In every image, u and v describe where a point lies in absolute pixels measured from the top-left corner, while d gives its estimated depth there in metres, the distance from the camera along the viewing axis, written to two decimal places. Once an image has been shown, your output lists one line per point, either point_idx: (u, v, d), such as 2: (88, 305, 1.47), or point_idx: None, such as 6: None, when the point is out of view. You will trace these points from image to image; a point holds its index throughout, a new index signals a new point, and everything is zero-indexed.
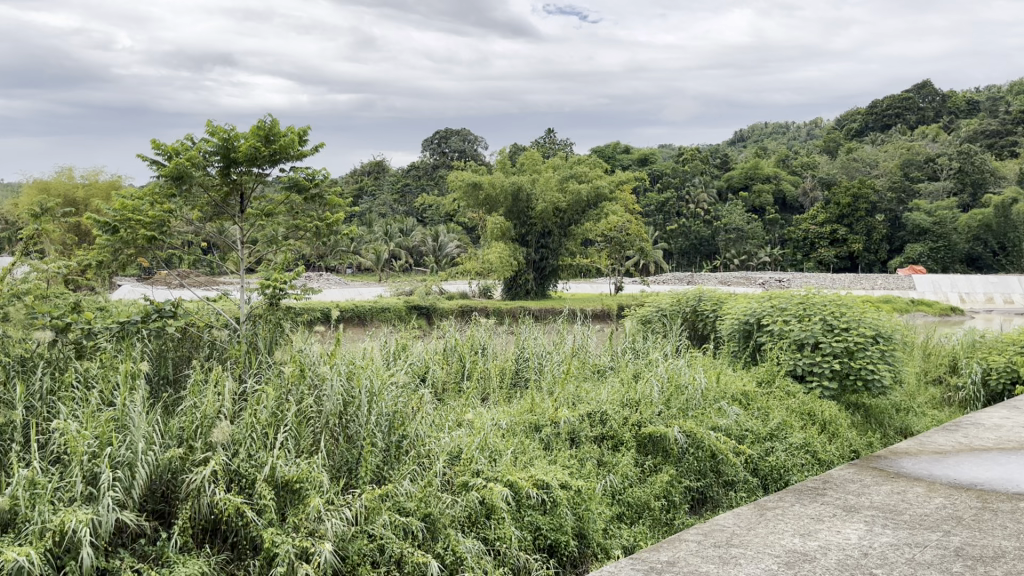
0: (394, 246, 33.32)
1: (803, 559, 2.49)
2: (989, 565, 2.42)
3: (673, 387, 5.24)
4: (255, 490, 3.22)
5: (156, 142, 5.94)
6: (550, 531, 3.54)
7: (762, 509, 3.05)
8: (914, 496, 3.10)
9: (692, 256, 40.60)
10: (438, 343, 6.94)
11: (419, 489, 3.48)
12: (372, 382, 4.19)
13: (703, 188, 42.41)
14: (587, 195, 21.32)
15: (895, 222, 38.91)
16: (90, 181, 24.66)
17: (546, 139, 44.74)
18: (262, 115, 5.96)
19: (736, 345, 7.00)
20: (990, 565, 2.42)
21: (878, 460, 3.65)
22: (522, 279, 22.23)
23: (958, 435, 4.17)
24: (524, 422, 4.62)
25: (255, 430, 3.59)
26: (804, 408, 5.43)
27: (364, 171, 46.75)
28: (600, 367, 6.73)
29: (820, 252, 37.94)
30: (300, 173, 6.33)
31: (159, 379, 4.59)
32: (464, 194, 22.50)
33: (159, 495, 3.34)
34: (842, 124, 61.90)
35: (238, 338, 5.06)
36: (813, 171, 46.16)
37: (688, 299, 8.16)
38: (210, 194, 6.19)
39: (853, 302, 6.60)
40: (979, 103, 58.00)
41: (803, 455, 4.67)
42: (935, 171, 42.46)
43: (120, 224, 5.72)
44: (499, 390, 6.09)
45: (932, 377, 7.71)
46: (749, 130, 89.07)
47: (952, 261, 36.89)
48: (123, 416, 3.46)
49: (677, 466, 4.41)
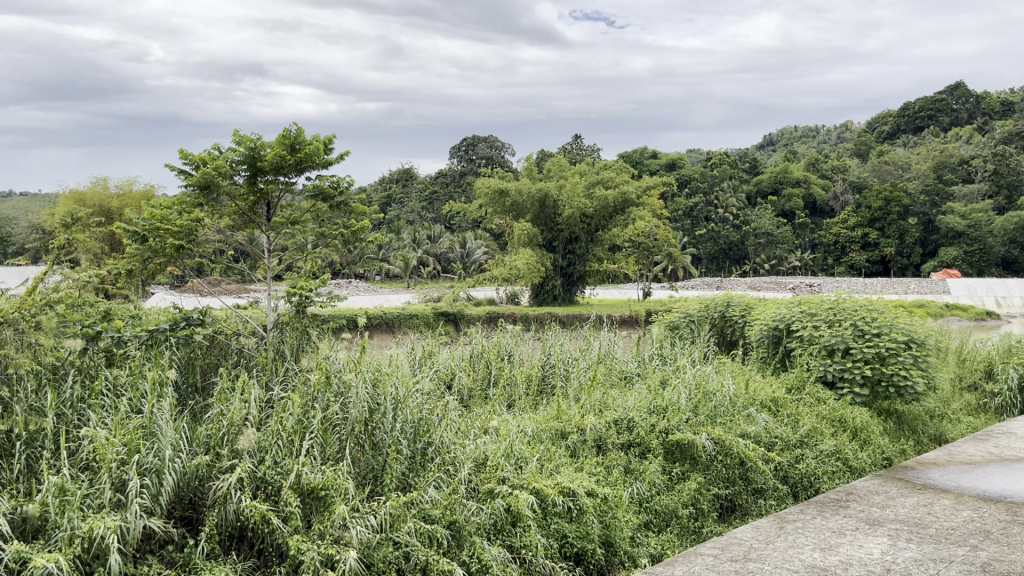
0: (422, 252, 33.56)
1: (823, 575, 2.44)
2: None
3: (701, 394, 5.18)
4: (281, 497, 3.22)
5: (184, 151, 6.00)
6: (576, 539, 3.51)
7: (783, 521, 3.00)
8: (941, 508, 3.03)
9: (721, 261, 40.37)
10: (466, 350, 6.91)
11: (444, 496, 3.45)
12: (398, 389, 4.19)
13: (732, 194, 42.23)
14: (615, 200, 21.41)
15: (929, 224, 37.90)
16: (124, 190, 25.15)
17: (573, 146, 44.90)
18: (288, 124, 5.99)
19: (765, 351, 6.88)
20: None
21: (904, 471, 3.58)
22: (549, 286, 22.14)
23: (989, 445, 4.08)
24: (549, 429, 4.57)
25: (281, 438, 3.59)
26: (835, 415, 5.34)
27: (393, 178, 47.30)
28: (627, 374, 6.67)
29: (850, 256, 37.85)
30: (325, 181, 6.33)
31: (187, 387, 4.60)
32: (491, 201, 22.60)
33: (186, 503, 3.34)
34: (874, 127, 61.32)
35: (265, 345, 5.09)
36: (844, 174, 45.67)
37: (716, 304, 8.07)
38: (237, 203, 6.25)
39: (884, 307, 6.51)
40: (1015, 105, 57.06)
41: (834, 462, 4.59)
42: (969, 173, 41.84)
43: (148, 234, 5.77)
44: (524, 397, 6.06)
45: (967, 383, 7.58)
46: (778, 134, 88.33)
47: (988, 264, 36.02)
48: (151, 423, 3.49)
49: (705, 473, 4.37)
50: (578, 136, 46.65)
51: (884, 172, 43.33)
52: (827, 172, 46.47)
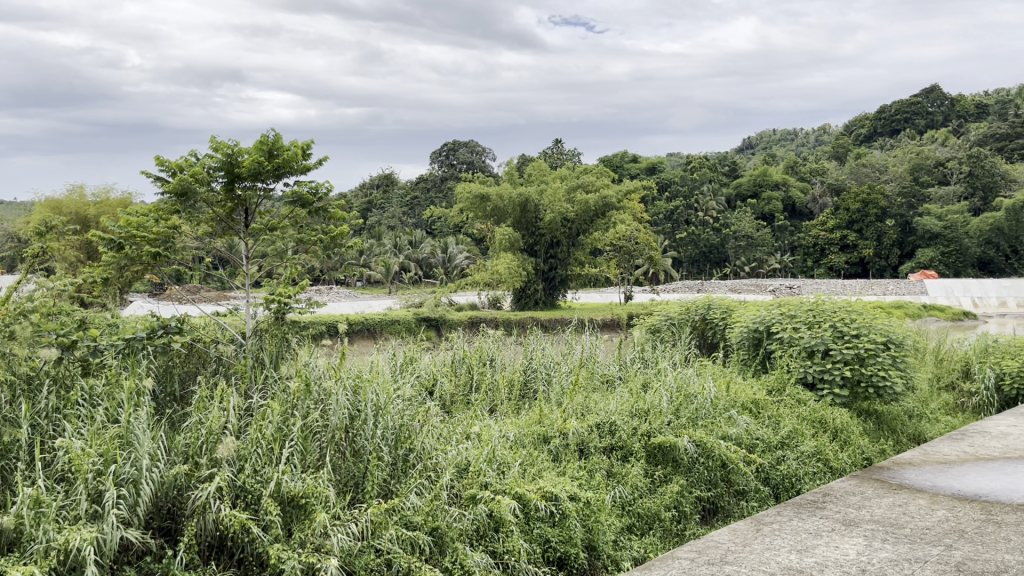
0: (404, 258, 33.43)
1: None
2: None
3: (681, 396, 5.19)
4: (260, 506, 3.20)
5: (160, 158, 5.96)
6: (559, 544, 3.51)
7: (760, 523, 3.00)
8: (917, 508, 3.05)
9: (702, 265, 40.58)
10: (446, 355, 6.89)
11: (426, 502, 3.43)
12: (378, 396, 4.15)
13: (711, 197, 42.42)
14: (595, 204, 21.49)
15: (906, 226, 38.30)
16: (101, 199, 24.94)
17: (553, 150, 44.97)
18: (266, 130, 5.99)
19: (745, 354, 6.90)
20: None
21: (881, 471, 3.60)
22: (531, 290, 22.00)
23: (964, 445, 4.10)
24: (532, 433, 4.58)
25: (261, 446, 3.55)
26: (815, 416, 5.38)
27: (373, 184, 47.23)
28: (609, 378, 6.68)
29: (829, 258, 38.15)
30: (303, 187, 6.32)
31: (165, 396, 4.54)
32: (472, 206, 22.56)
33: (165, 512, 3.31)
34: (851, 130, 61.92)
35: (244, 352, 5.05)
36: (822, 177, 45.97)
37: (697, 307, 8.10)
38: (215, 210, 6.21)
39: (863, 308, 6.58)
40: (988, 107, 57.70)
41: (814, 464, 4.63)
42: (945, 175, 42.30)
43: (125, 241, 5.71)
44: (507, 401, 6.05)
45: (945, 383, 7.66)
46: (757, 138, 89.00)
47: (965, 265, 36.49)
48: (128, 433, 3.44)
49: (687, 475, 4.38)
50: (559, 140, 46.66)
51: (861, 175, 43.65)
52: (806, 174, 46.83)
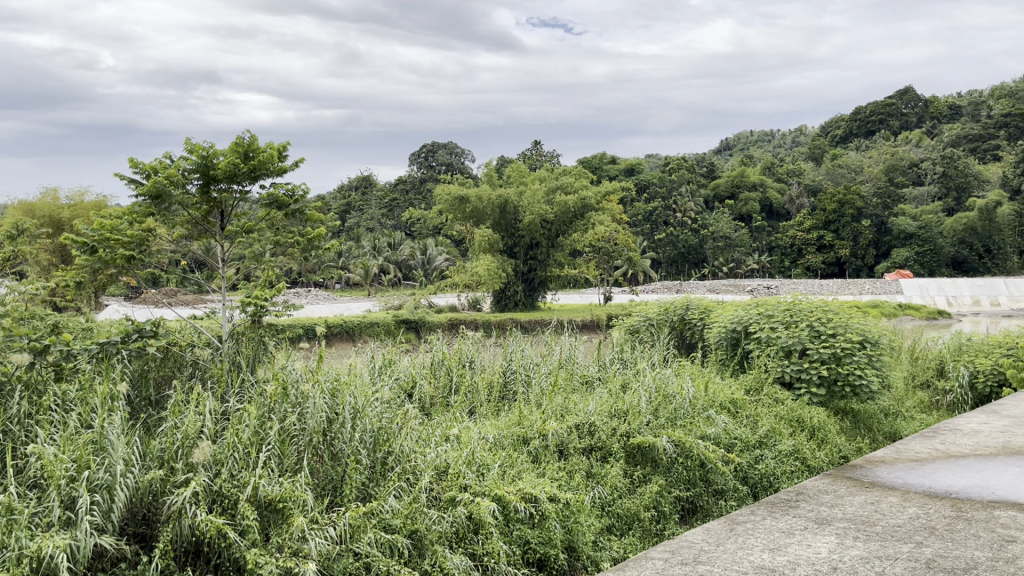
0: (383, 260, 33.33)
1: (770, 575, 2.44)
2: None
3: (661, 396, 5.20)
4: (237, 511, 3.16)
5: (134, 160, 5.90)
6: (539, 545, 3.50)
7: (733, 523, 3.00)
8: (888, 505, 3.08)
9: (681, 265, 40.71)
10: (426, 358, 6.87)
11: (405, 505, 3.40)
12: (356, 398, 4.12)
13: (690, 197, 42.66)
14: (574, 205, 21.52)
15: (881, 226, 38.68)
16: (75, 202, 24.68)
17: (532, 151, 44.99)
18: (241, 132, 5.96)
19: (724, 353, 6.95)
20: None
21: (852, 469, 3.62)
22: (511, 292, 22.08)
23: (936, 442, 4.14)
24: (511, 435, 4.56)
25: (238, 450, 3.51)
26: (792, 415, 5.42)
27: (352, 186, 47.03)
28: (588, 379, 6.69)
29: (806, 258, 38.43)
30: (279, 189, 6.29)
31: (140, 401, 4.48)
32: (451, 208, 22.53)
33: (139, 519, 3.27)
34: (827, 131, 62.50)
35: (220, 355, 5.00)
36: (799, 177, 46.41)
37: (676, 307, 8.14)
38: (190, 212, 6.16)
39: (839, 308, 6.64)
40: (961, 108, 58.46)
41: (791, 462, 4.70)
42: (919, 175, 42.81)
43: (98, 244, 5.61)
44: (487, 404, 6.03)
45: (920, 381, 7.74)
46: (735, 139, 89.54)
47: (939, 264, 36.97)
48: (102, 438, 3.39)
49: (666, 475, 4.40)
50: (538, 141, 46.71)
51: (837, 175, 44.12)
52: (783, 175, 47.21)
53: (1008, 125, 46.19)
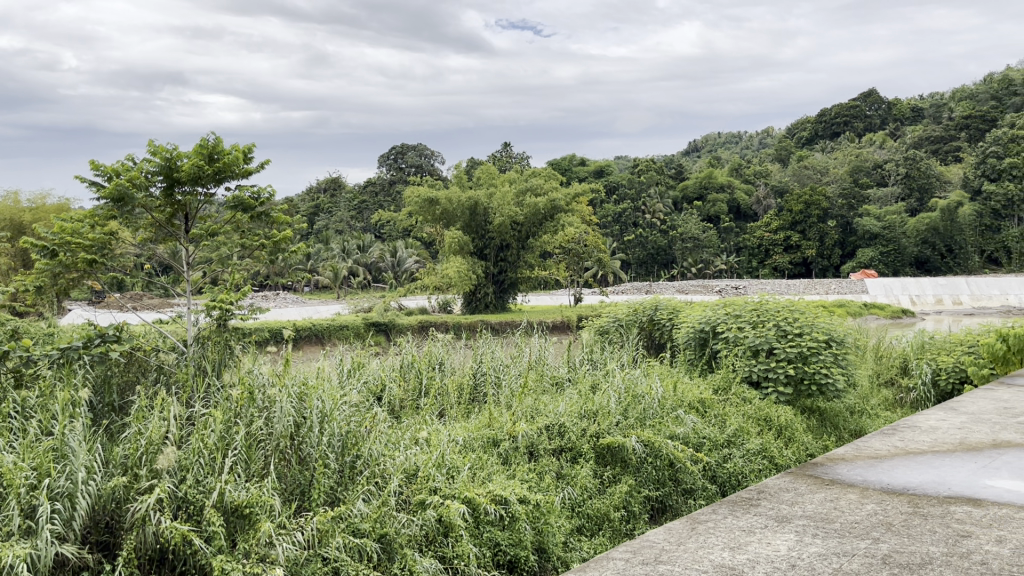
0: (353, 262, 33.17)
1: (730, 574, 2.45)
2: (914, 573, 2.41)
3: (630, 397, 5.23)
4: (203, 517, 3.12)
5: (94, 163, 5.81)
6: (509, 547, 3.51)
7: (695, 521, 3.01)
8: (847, 503, 3.12)
9: (650, 266, 40.91)
10: (395, 361, 6.83)
11: (373, 508, 3.38)
12: (324, 402, 4.09)
13: (658, 199, 42.97)
14: (544, 208, 21.57)
15: (847, 226, 39.26)
16: (37, 205, 24.28)
17: (502, 153, 44.99)
18: (205, 133, 5.90)
19: (692, 353, 6.99)
20: (915, 572, 2.42)
21: (814, 467, 3.66)
22: (481, 293, 22.04)
23: (895, 439, 4.21)
24: (481, 437, 4.54)
25: (203, 455, 3.45)
26: (760, 414, 5.47)
27: (320, 188, 46.74)
28: (558, 380, 6.69)
29: (774, 258, 38.84)
30: (244, 191, 6.24)
31: (103, 407, 4.40)
32: (420, 210, 22.46)
33: (102, 526, 3.22)
34: (793, 133, 63.35)
35: (185, 360, 4.93)
36: (765, 179, 46.96)
37: (645, 308, 8.19)
38: (153, 215, 6.10)
39: (805, 308, 6.71)
40: (923, 110, 59.49)
41: (760, 461, 4.74)
42: (883, 176, 43.48)
43: (59, 248, 5.50)
44: (457, 406, 6.02)
45: (885, 379, 7.87)
46: (703, 141, 90.48)
47: (903, 264, 37.62)
48: (62, 445, 3.33)
49: (636, 475, 4.43)
50: (507, 143, 46.74)
51: (804, 176, 44.63)
52: (750, 176, 47.76)
53: (969, 127, 46.97)
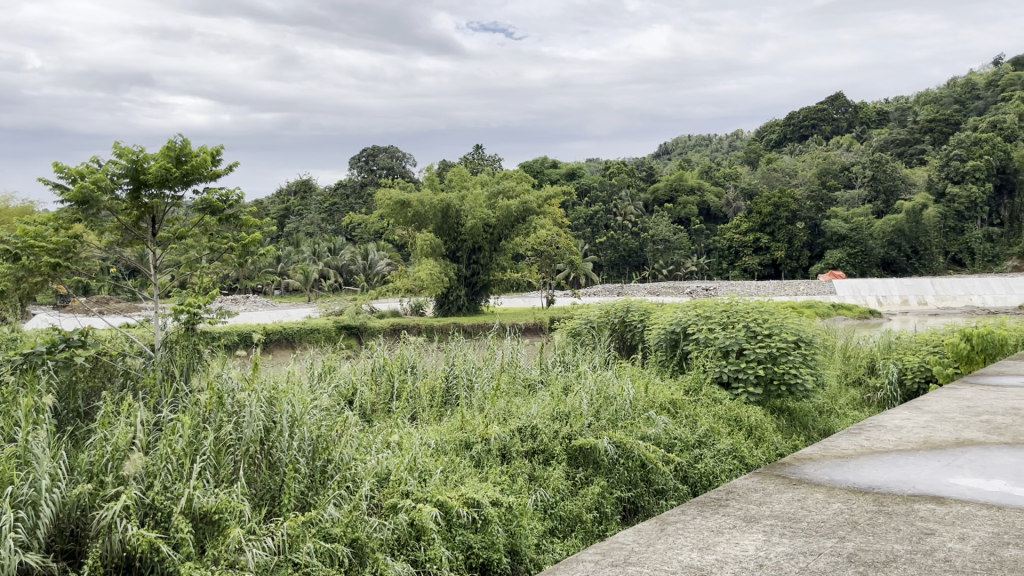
0: (323, 265, 33.05)
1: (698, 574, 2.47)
2: (879, 570, 2.45)
3: (602, 398, 5.25)
4: (171, 523, 3.08)
5: (59, 164, 5.71)
6: (482, 550, 3.49)
7: (665, 522, 3.02)
8: (814, 501, 3.16)
9: (621, 267, 41.11)
10: (366, 364, 6.81)
11: (344, 513, 3.35)
12: (294, 407, 4.05)
13: (630, 201, 43.23)
14: (516, 210, 21.63)
15: (815, 228, 39.76)
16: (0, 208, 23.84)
17: (473, 156, 44.97)
18: (172, 136, 5.84)
19: (663, 354, 7.04)
20: (881, 570, 2.45)
21: (782, 467, 3.69)
22: (454, 296, 21.98)
23: (861, 438, 4.26)
24: (454, 440, 4.52)
25: (171, 461, 3.40)
26: (731, 414, 5.52)
27: (290, 190, 46.39)
28: (530, 382, 6.70)
29: (743, 260, 39.24)
30: (213, 194, 6.18)
31: (68, 412, 4.32)
32: (392, 212, 22.40)
33: (67, 535, 3.17)
34: (762, 135, 64.12)
35: (152, 364, 4.87)
36: (735, 181, 47.43)
37: (617, 309, 8.22)
38: (119, 218, 6.00)
39: (774, 308, 6.78)
40: (889, 113, 60.42)
41: (730, 461, 4.78)
42: (850, 178, 44.09)
43: (22, 251, 5.41)
44: (429, 408, 6.01)
45: (852, 378, 7.98)
46: (673, 143, 91.17)
47: (869, 265, 38.34)
48: (26, 452, 3.27)
49: (608, 476, 4.44)
50: (479, 145, 46.70)
51: (772, 178, 45.07)
52: (719, 179, 48.18)
53: (933, 130, 47.73)
